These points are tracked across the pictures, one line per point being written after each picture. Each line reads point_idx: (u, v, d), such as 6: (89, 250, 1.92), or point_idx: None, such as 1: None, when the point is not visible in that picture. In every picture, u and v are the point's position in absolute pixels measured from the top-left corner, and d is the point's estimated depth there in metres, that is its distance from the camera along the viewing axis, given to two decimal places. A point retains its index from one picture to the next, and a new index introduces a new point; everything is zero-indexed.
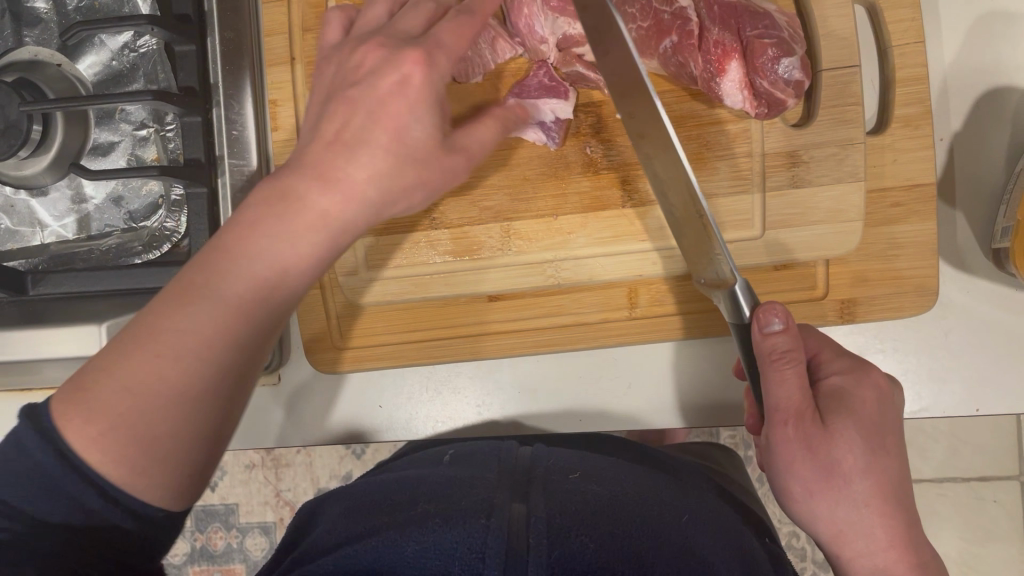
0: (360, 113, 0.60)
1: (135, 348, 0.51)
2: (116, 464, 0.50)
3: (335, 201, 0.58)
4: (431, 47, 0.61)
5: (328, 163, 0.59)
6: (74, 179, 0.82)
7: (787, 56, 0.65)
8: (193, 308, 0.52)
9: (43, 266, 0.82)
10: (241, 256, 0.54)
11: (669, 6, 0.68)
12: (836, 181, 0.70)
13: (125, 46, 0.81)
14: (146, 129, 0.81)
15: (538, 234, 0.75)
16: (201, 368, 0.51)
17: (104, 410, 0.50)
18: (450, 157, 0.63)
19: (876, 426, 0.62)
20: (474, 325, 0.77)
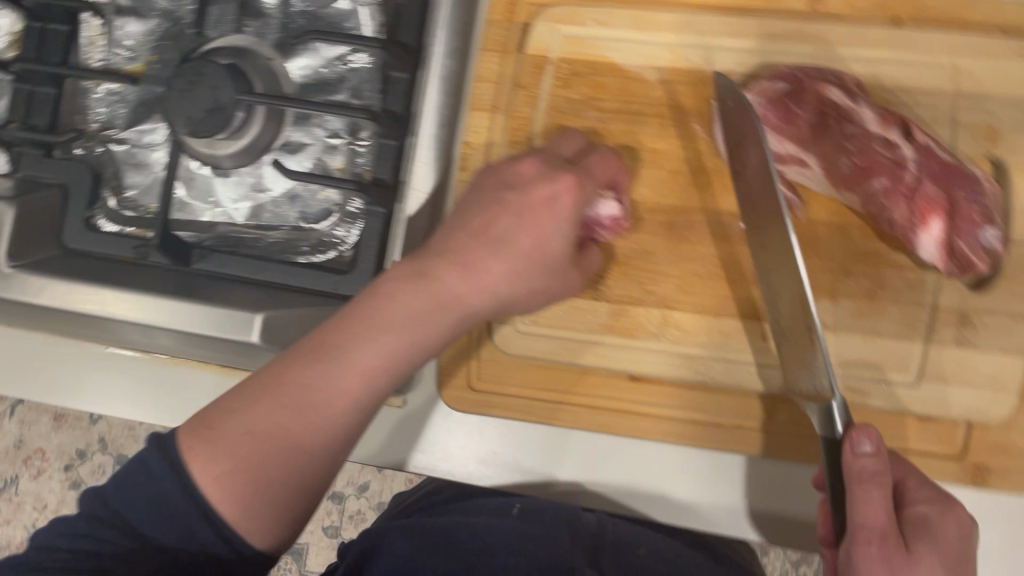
0: (507, 215, 0.67)
1: (265, 395, 0.60)
2: (224, 499, 0.59)
3: (463, 288, 0.65)
4: (583, 175, 0.69)
5: (466, 254, 0.66)
6: (259, 169, 0.85)
7: (991, 227, 0.67)
8: (324, 366, 0.60)
9: (209, 244, 0.85)
10: (377, 318, 0.62)
11: (888, 151, 0.69)
12: (1001, 349, 0.71)
13: (338, 58, 0.85)
14: (338, 139, 0.85)
15: (698, 328, 0.75)
16: (318, 423, 0.60)
17: (228, 447, 0.59)
18: (572, 271, 0.71)
19: (958, 561, 0.61)
20: (610, 399, 0.76)
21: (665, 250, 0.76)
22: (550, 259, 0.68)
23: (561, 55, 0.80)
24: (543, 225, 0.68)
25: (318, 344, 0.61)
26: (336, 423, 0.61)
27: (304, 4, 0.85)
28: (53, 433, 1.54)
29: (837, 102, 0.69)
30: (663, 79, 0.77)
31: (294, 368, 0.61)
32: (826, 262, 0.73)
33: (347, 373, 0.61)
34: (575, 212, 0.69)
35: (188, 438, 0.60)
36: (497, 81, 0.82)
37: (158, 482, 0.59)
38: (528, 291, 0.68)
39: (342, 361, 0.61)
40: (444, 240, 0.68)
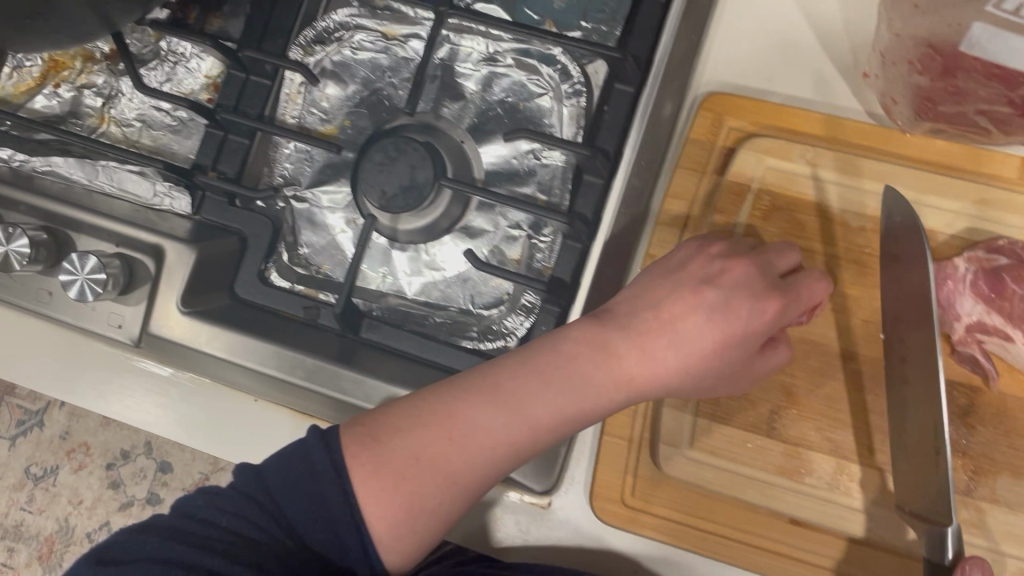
0: (701, 309, 0.71)
1: (432, 425, 0.67)
2: (373, 509, 0.66)
3: (642, 370, 0.69)
4: (793, 300, 0.71)
5: (654, 334, 0.70)
6: (435, 248, 0.86)
7: None
8: (491, 414, 0.67)
9: (378, 314, 0.85)
10: (551, 378, 0.68)
11: None
12: None
13: (531, 152, 0.85)
14: (519, 231, 0.85)
15: (872, 484, 0.74)
16: (471, 463, 0.68)
17: (388, 467, 0.66)
18: (745, 373, 0.73)
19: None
20: (767, 540, 0.75)
21: (848, 398, 0.75)
22: (732, 356, 0.71)
23: (761, 185, 0.80)
24: (727, 318, 0.70)
25: (491, 385, 0.68)
26: (488, 469, 0.68)
27: (505, 94, 0.86)
28: (102, 429, 1.34)
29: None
30: (862, 226, 0.78)
31: (463, 407, 0.67)
32: (1015, 439, 0.72)
33: (510, 422, 0.67)
34: (768, 328, 0.71)
35: (354, 446, 0.67)
36: (688, 198, 0.83)
37: (320, 483, 0.66)
38: (697, 380, 0.71)
39: (511, 411, 0.67)
40: (631, 312, 0.71)
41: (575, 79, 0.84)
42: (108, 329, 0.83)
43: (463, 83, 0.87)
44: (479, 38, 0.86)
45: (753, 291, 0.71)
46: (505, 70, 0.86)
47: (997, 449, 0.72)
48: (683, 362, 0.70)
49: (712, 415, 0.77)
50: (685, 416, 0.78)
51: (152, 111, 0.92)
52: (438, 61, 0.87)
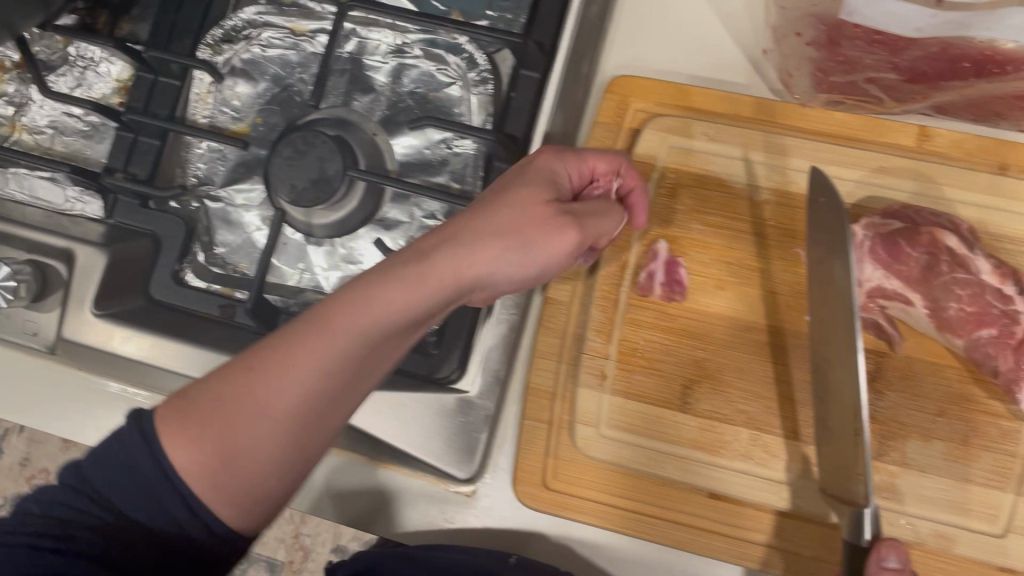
0: (494, 191, 0.64)
1: (233, 364, 0.57)
2: (190, 469, 0.56)
3: (453, 258, 0.59)
4: (557, 152, 0.68)
5: (457, 225, 0.61)
6: (351, 241, 0.86)
7: None
8: (290, 330, 0.56)
9: (295, 309, 0.85)
10: (358, 286, 0.57)
11: (1002, 304, 0.72)
12: None
13: (443, 141, 0.85)
14: (435, 221, 0.85)
15: (787, 454, 0.74)
16: (280, 393, 0.56)
17: (193, 415, 0.57)
18: (561, 226, 0.63)
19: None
20: (686, 515, 0.75)
21: (759, 370, 0.75)
22: (531, 218, 0.62)
23: (667, 163, 0.80)
24: (529, 192, 0.63)
25: (325, 317, 0.56)
26: (297, 395, 0.56)
27: (414, 85, 0.87)
28: (60, 453, 1.34)
29: (959, 246, 0.73)
30: (767, 199, 0.78)
31: (271, 337, 0.57)
32: (921, 402, 0.73)
33: (303, 339, 0.55)
34: (550, 181, 0.65)
35: (169, 415, 0.57)
36: None
37: (135, 458, 0.57)
38: (521, 261, 0.61)
39: (311, 334, 0.55)
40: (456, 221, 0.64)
41: (482, 67, 0.84)
42: (23, 337, 0.83)
43: (373, 76, 0.87)
44: (386, 30, 0.86)
45: (551, 166, 0.66)
46: (414, 61, 0.87)
47: (904, 412, 0.73)
48: (503, 245, 0.60)
49: (629, 395, 0.78)
50: (601, 396, 0.79)
51: (63, 118, 0.92)
52: (346, 54, 0.87)
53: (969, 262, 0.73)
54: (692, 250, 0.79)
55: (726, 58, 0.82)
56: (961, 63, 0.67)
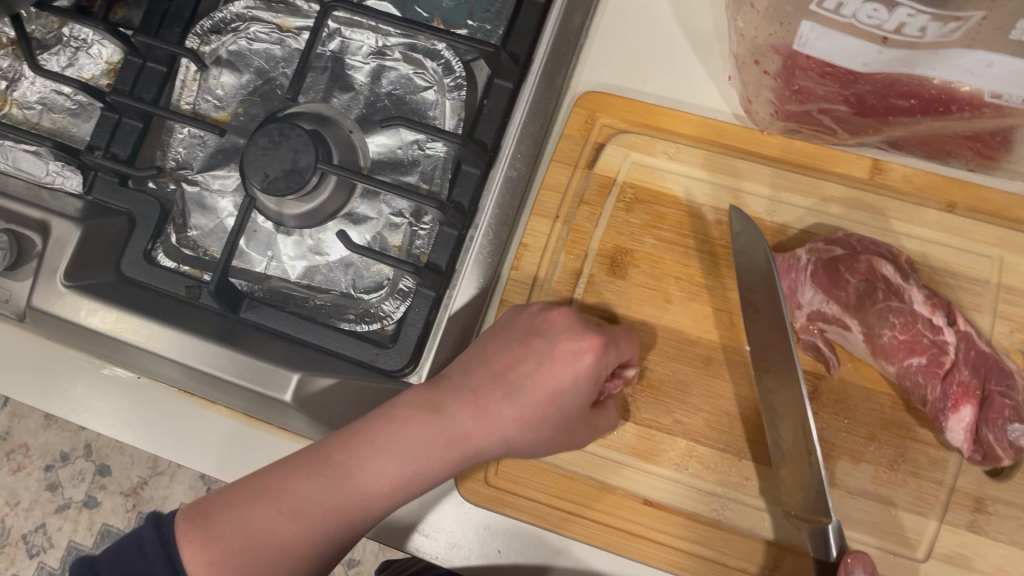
0: (530, 362, 0.71)
1: (264, 498, 0.64)
2: None
3: (477, 430, 0.70)
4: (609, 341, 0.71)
5: (484, 393, 0.71)
6: (320, 234, 0.88)
7: (1019, 422, 0.69)
8: (320, 479, 0.65)
9: (259, 295, 0.87)
10: (392, 447, 0.66)
11: (932, 333, 0.73)
12: (1011, 541, 0.72)
13: (415, 142, 0.88)
14: (401, 219, 0.87)
15: (718, 465, 0.77)
16: (305, 536, 0.64)
17: (218, 544, 0.62)
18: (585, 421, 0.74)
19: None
20: (621, 520, 0.77)
21: (697, 383, 0.78)
22: (563, 414, 0.71)
23: (627, 178, 0.83)
24: (563, 382, 0.70)
25: (326, 456, 0.66)
26: (322, 541, 0.65)
27: (392, 87, 0.89)
28: (41, 430, 1.24)
29: (888, 274, 0.74)
30: (719, 220, 0.81)
31: (293, 478, 0.65)
32: (852, 424, 0.75)
33: (337, 492, 0.65)
34: (598, 375, 0.71)
35: (186, 522, 0.63)
36: (562, 191, 0.85)
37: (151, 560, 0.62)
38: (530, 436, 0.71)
39: (336, 481, 0.65)
40: (466, 373, 0.72)
41: (458, 74, 0.87)
42: None
43: (353, 75, 0.90)
44: (369, 32, 0.89)
45: (596, 366, 0.70)
46: (393, 64, 0.90)
47: (837, 435, 0.75)
48: (521, 422, 0.70)
49: None
50: None
51: (53, 96, 0.94)
52: (328, 53, 0.90)
53: (901, 289, 0.74)
54: (645, 264, 0.81)
55: (694, 81, 0.84)
56: (907, 100, 0.70)
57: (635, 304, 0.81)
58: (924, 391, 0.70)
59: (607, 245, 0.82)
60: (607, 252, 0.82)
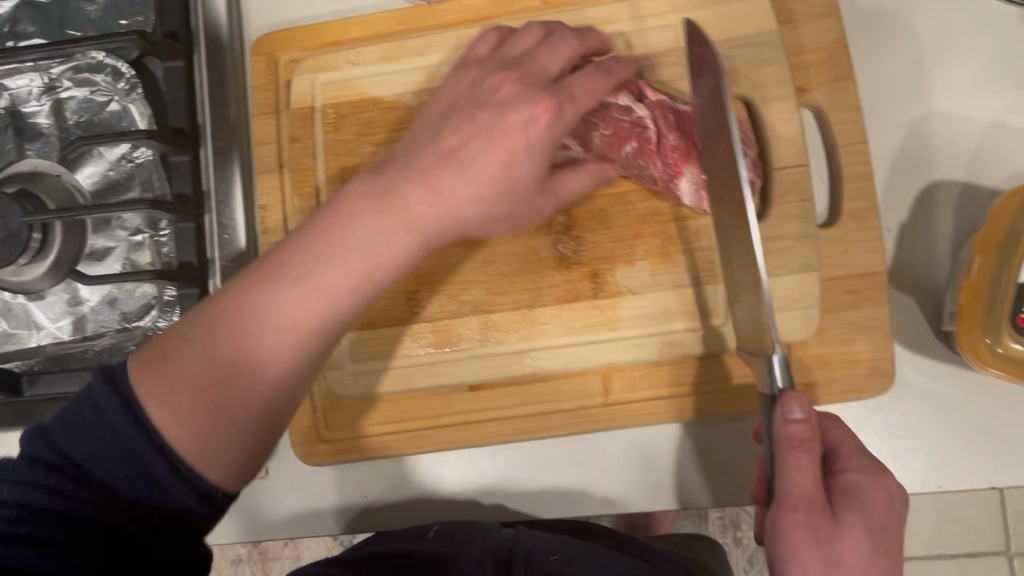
0: (479, 136, 0.65)
1: (203, 335, 0.55)
2: (182, 425, 0.53)
3: (434, 209, 0.63)
4: (565, 100, 0.67)
5: (430, 172, 0.64)
6: (71, 284, 0.85)
7: (739, 158, 0.73)
8: (228, 326, 0.55)
9: (39, 367, 0.85)
10: (329, 273, 0.58)
11: (628, 115, 0.76)
12: (792, 271, 0.75)
13: (122, 157, 0.85)
14: (141, 235, 0.85)
15: (515, 325, 0.78)
16: (250, 364, 0.55)
17: (175, 386, 0.53)
18: (543, 200, 0.70)
19: (884, 528, 0.54)
20: (458, 414, 0.79)
21: (463, 261, 0.80)
22: (525, 188, 0.67)
23: (323, 101, 0.81)
24: (522, 150, 0.65)
25: (203, 329, 0.55)
26: (265, 360, 0.56)
27: (78, 115, 0.87)
28: None
29: (533, 50, 0.72)
30: (423, 101, 0.80)
31: (251, 297, 0.56)
32: (614, 231, 0.78)
33: (188, 364, 0.54)
34: (549, 141, 0.67)
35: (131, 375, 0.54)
36: (274, 140, 0.83)
37: (108, 420, 0.52)
38: (493, 212, 0.66)
39: (204, 340, 0.55)
40: (410, 158, 0.65)
41: (128, 75, 0.83)
42: None
43: (36, 121, 0.87)
44: (30, 72, 0.85)
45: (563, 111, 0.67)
46: (68, 93, 0.86)
47: (605, 248, 0.78)
48: (378, 227, 0.60)
49: (363, 327, 0.80)
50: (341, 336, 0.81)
51: None
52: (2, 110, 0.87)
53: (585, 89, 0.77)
54: None
55: None
56: None
57: None
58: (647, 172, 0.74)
59: (332, 169, 0.81)
60: (334, 177, 0.81)
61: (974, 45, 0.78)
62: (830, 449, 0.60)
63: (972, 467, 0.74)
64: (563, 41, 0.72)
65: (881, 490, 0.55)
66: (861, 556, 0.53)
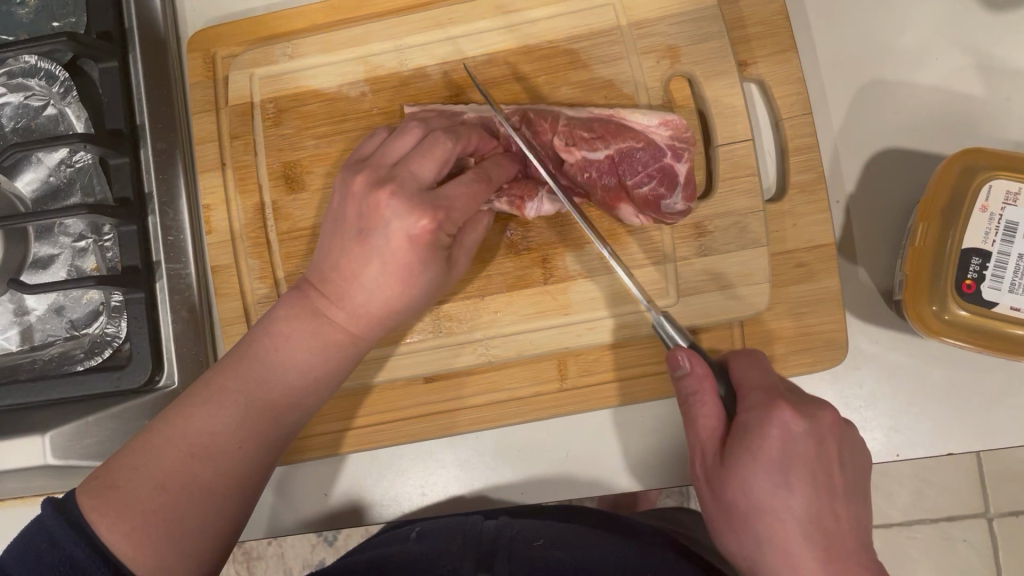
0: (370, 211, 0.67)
1: (139, 460, 0.60)
2: (131, 544, 0.56)
3: (355, 311, 0.67)
4: (484, 172, 0.71)
5: (346, 266, 0.67)
6: (15, 293, 0.83)
7: (670, 185, 0.74)
8: (161, 447, 0.60)
9: None
10: (225, 455, 0.62)
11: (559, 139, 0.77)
12: (740, 247, 0.75)
13: (62, 162, 0.84)
14: (85, 241, 0.84)
15: (466, 314, 0.78)
16: (187, 556, 0.58)
17: (126, 514, 0.57)
18: (459, 261, 0.71)
19: (784, 465, 0.57)
20: (415, 407, 0.79)
21: None
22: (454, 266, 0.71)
23: (263, 97, 0.80)
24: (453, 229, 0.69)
25: (143, 451, 0.60)
26: (209, 471, 0.61)
27: (14, 121, 0.85)
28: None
29: (410, 150, 0.69)
30: (363, 92, 0.79)
31: (185, 419, 0.62)
32: (563, 215, 0.77)
33: (136, 488, 0.58)
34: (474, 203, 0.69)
35: (91, 500, 0.57)
36: (216, 138, 0.81)
37: (63, 549, 0.55)
38: (421, 302, 0.70)
39: (141, 519, 0.57)
40: (325, 256, 0.69)
41: (62, 78, 0.81)
42: None
43: None
44: None
45: (481, 176, 0.70)
46: (3, 99, 0.84)
47: (552, 232, 0.77)
48: (302, 337, 0.66)
49: None
50: None
51: None
52: None
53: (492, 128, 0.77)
54: (317, 167, 0.80)
55: None
56: None
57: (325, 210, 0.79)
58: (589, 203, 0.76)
59: (275, 165, 0.80)
60: (278, 173, 0.80)
61: (914, 12, 0.77)
62: (738, 384, 0.63)
63: (925, 436, 0.75)
64: (434, 144, 0.69)
65: (775, 427, 0.58)
66: (764, 499, 0.58)
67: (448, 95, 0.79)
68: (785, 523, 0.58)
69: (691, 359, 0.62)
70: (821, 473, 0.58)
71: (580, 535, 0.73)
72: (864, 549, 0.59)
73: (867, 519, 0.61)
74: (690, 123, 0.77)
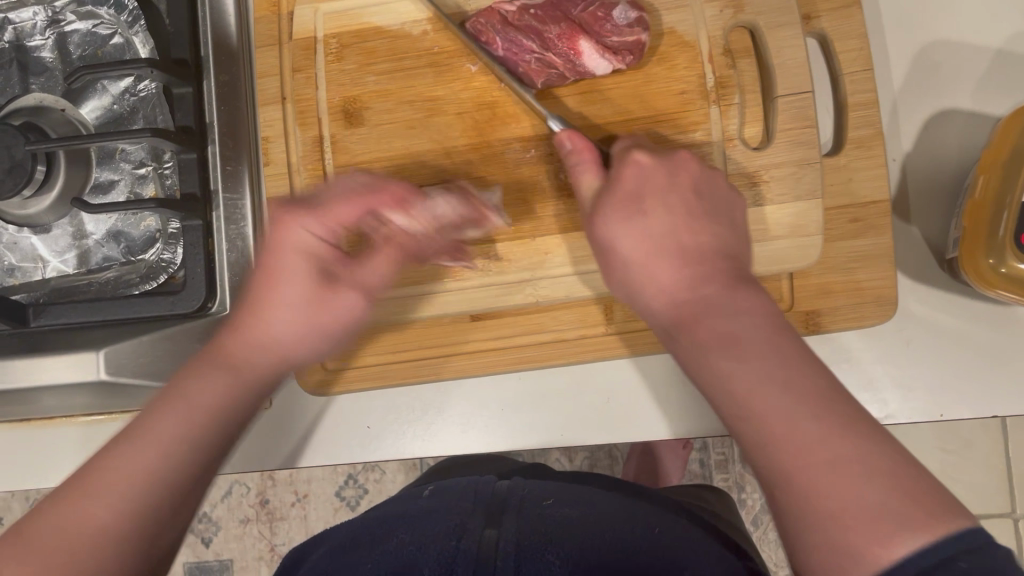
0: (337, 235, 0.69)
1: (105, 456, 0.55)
2: (96, 543, 0.51)
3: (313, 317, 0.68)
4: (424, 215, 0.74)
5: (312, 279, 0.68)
6: (76, 217, 0.85)
7: (615, 10, 0.76)
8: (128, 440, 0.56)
9: (44, 298, 0.85)
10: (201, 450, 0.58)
11: (509, 20, 0.79)
12: (796, 199, 0.74)
13: (126, 91, 0.86)
14: (146, 168, 0.86)
15: (516, 254, 0.78)
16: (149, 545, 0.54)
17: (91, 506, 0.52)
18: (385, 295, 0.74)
19: (640, 194, 0.67)
20: (463, 344, 0.80)
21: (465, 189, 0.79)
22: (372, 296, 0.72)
23: (325, 31, 0.82)
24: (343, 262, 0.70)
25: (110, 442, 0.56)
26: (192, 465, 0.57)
27: (81, 50, 0.87)
28: None
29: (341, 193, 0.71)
30: (424, 31, 0.80)
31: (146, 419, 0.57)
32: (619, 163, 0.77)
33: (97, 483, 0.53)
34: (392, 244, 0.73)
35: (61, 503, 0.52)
36: (278, 73, 0.82)
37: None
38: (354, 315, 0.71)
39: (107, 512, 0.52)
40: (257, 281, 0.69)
41: (131, 8, 0.85)
42: None
43: (40, 55, 0.87)
44: (33, 6, 0.86)
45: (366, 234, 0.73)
46: (72, 27, 0.86)
47: None
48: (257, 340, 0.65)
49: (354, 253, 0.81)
50: None
51: None
52: (6, 45, 0.86)
53: (450, 212, 0.75)
54: (375, 103, 0.81)
55: None
56: None
57: (382, 147, 0.81)
58: (548, 74, 0.77)
59: (335, 99, 0.81)
60: (337, 107, 0.81)
61: None
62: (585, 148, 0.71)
63: (967, 395, 0.74)
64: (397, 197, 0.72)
65: (628, 166, 0.68)
66: (627, 229, 0.66)
67: (459, 110, 0.80)
68: (651, 244, 0.65)
69: (595, 178, 0.71)
70: (681, 197, 0.67)
71: (614, 518, 0.68)
72: (730, 269, 0.61)
73: (736, 244, 0.65)
74: (749, 73, 0.77)
